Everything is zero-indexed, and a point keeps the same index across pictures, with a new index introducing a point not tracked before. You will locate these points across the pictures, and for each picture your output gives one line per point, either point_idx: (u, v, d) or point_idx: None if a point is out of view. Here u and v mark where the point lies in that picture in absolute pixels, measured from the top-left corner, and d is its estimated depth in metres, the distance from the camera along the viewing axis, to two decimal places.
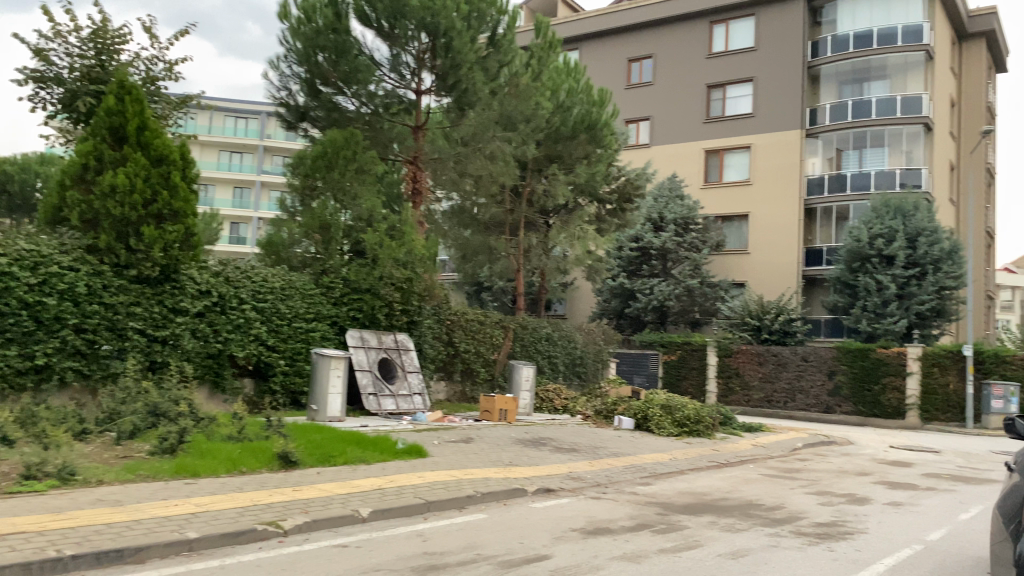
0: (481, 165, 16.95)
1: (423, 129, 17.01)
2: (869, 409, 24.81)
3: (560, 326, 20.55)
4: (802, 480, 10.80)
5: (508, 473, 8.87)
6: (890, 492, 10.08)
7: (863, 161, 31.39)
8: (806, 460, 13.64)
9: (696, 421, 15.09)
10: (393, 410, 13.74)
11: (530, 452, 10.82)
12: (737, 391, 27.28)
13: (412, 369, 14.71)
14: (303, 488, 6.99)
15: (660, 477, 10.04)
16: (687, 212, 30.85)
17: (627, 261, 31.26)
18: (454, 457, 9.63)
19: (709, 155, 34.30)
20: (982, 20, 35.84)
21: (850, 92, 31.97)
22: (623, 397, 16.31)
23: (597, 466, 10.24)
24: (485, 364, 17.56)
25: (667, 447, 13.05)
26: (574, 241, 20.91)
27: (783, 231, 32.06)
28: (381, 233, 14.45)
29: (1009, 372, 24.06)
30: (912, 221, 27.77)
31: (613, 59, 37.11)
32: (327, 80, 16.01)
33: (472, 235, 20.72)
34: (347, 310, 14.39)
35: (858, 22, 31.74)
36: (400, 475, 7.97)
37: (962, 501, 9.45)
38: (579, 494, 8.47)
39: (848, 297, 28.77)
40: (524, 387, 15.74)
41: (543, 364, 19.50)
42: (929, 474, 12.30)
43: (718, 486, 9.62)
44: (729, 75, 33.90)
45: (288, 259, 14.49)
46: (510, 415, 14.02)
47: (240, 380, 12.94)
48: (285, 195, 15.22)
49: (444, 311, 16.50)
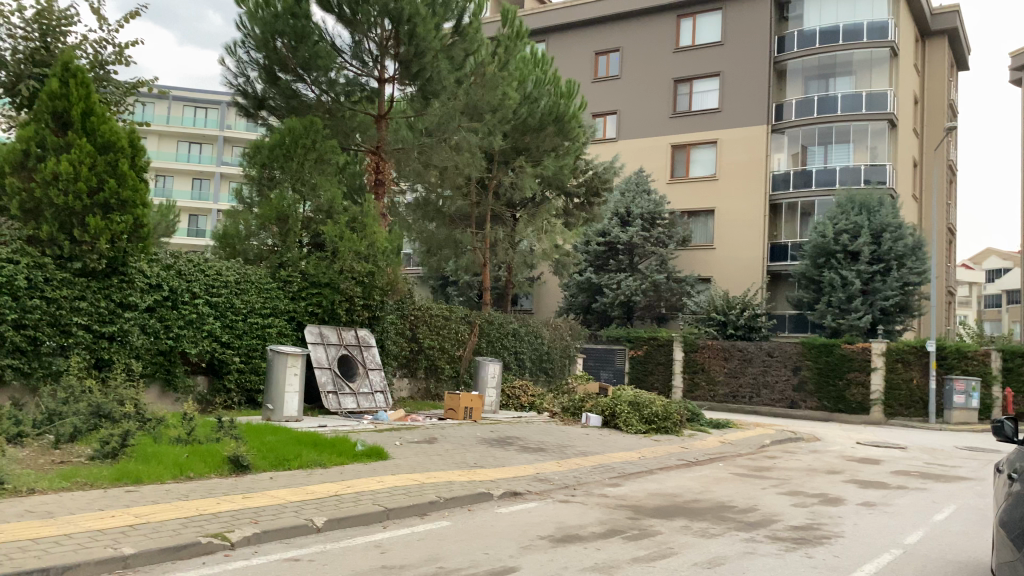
0: (447, 156, 16.61)
1: (386, 119, 16.63)
2: (834, 404, 24.85)
3: (528, 322, 20.16)
4: (773, 479, 10.58)
5: (473, 476, 8.48)
6: (862, 491, 9.87)
7: (828, 157, 31.46)
8: (775, 457, 13.44)
9: (665, 418, 14.84)
10: (353, 409, 13.38)
11: (495, 452, 10.44)
12: (703, 386, 27.18)
13: (374, 367, 14.34)
14: (254, 496, 6.54)
15: (629, 478, 9.73)
16: (654, 207, 30.65)
17: (594, 256, 30.98)
18: (417, 458, 9.22)
19: (676, 150, 34.16)
20: (945, 17, 36.17)
21: (816, 87, 32.01)
22: (590, 394, 16.07)
23: (565, 466, 9.90)
24: (450, 361, 17.18)
25: (635, 445, 12.75)
26: (541, 235, 20.60)
27: (749, 226, 32.08)
28: (341, 225, 14.01)
29: (971, 367, 24.56)
30: (876, 217, 27.84)
31: (580, 53, 36.82)
32: (286, 67, 15.47)
33: (437, 228, 20.23)
34: (305, 305, 13.89)
35: (824, 18, 31.83)
36: (360, 479, 7.54)
37: (936, 501, 9.26)
38: (547, 497, 8.11)
39: (813, 293, 28.84)
40: (490, 385, 15.38)
41: (509, 361, 19.14)
42: (898, 472, 12.17)
43: (690, 487, 9.33)
44: (696, 70, 33.79)
45: (243, 252, 13.94)
46: (475, 413, 13.64)
47: (193, 378, 12.45)
48: (241, 186, 14.81)
49: (407, 306, 16.02)
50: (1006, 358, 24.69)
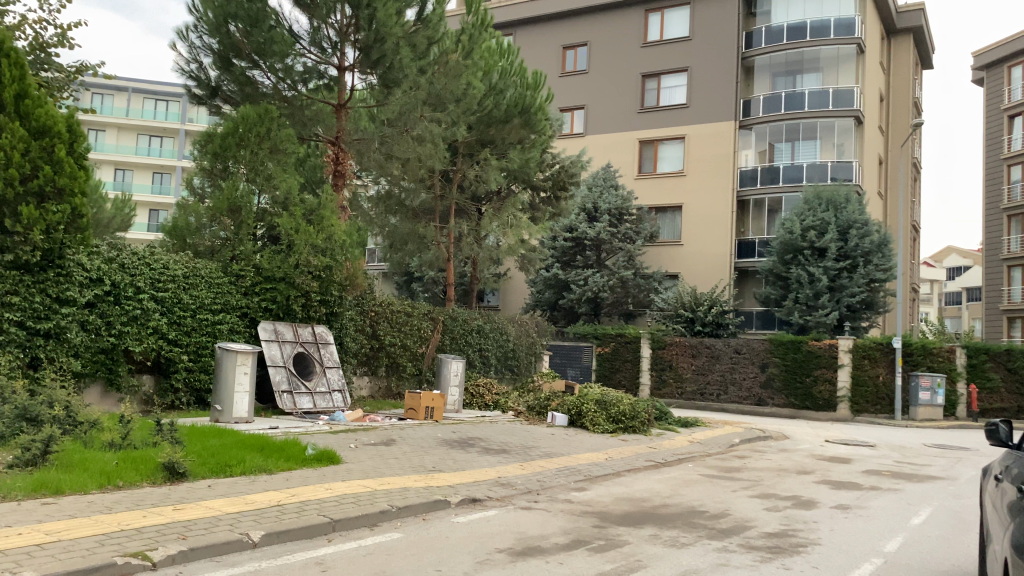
0: (408, 147, 15.99)
1: (346, 108, 16.04)
2: (801, 401, 24.73)
3: (493, 318, 19.68)
4: (743, 481, 10.21)
5: (429, 481, 7.99)
6: (835, 493, 9.54)
7: (795, 153, 31.33)
8: (744, 457, 13.10)
9: (632, 417, 14.48)
10: (309, 410, 12.82)
11: (454, 454, 9.95)
12: (670, 383, 26.90)
13: (331, 365, 13.77)
14: (186, 508, 5.99)
15: (595, 481, 9.29)
16: (622, 203, 30.33)
17: (561, 252, 30.56)
18: (371, 462, 8.71)
19: (644, 145, 33.90)
20: (911, 15, 36.40)
21: (784, 84, 31.87)
22: (557, 392, 15.62)
23: (528, 469, 9.45)
24: (413, 359, 16.65)
25: (602, 445, 12.33)
26: (507, 230, 19.94)
27: (717, 223, 31.90)
28: (297, 218, 13.41)
29: (936, 363, 24.63)
30: (843, 214, 27.80)
31: (548, 46, 36.38)
32: (240, 53, 14.80)
33: (399, 222, 19.98)
34: (258, 301, 13.26)
35: (792, 13, 31.71)
36: (305, 487, 7.02)
37: (910, 503, 8.96)
38: (508, 503, 7.64)
39: (781, 290, 28.71)
40: (452, 383, 14.88)
41: (473, 358, 18.65)
42: (870, 472, 11.88)
43: (658, 490, 8.93)
44: (664, 65, 33.53)
45: (194, 244, 13.34)
46: (436, 413, 13.14)
47: (138, 377, 11.80)
48: (191, 176, 14.12)
49: (368, 302, 15.43)
50: (970, 355, 24.78)
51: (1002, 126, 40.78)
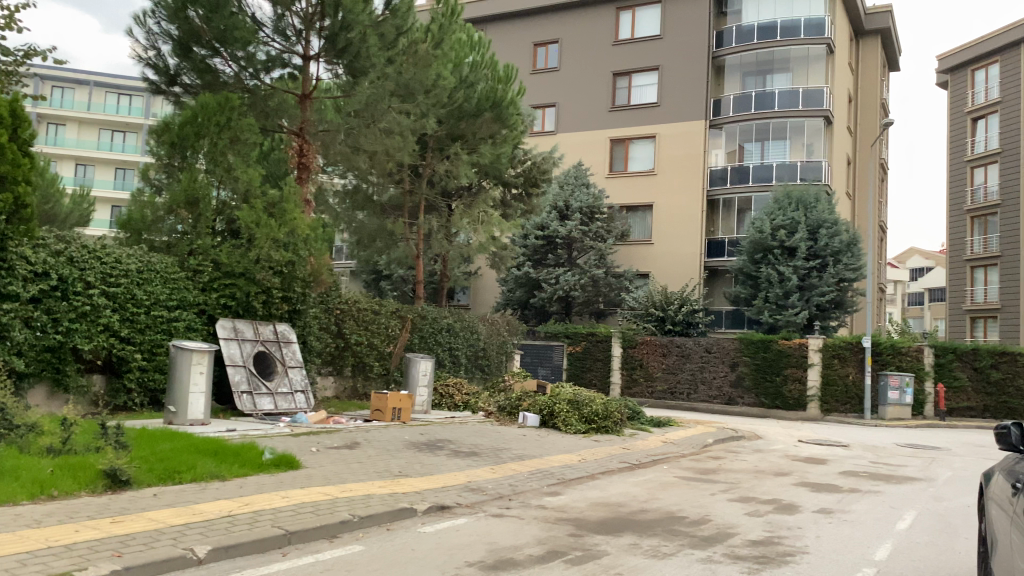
0: (377, 140, 15.40)
1: (311, 98, 15.53)
2: (771, 401, 24.58)
3: (463, 317, 19.20)
4: (721, 483, 9.88)
5: (394, 488, 7.53)
6: (815, 496, 9.23)
7: (765, 153, 31.23)
8: (719, 458, 12.79)
9: (605, 417, 14.12)
10: (270, 411, 12.30)
11: (421, 458, 9.49)
12: (641, 382, 26.66)
13: (294, 364, 13.23)
14: (126, 520, 5.50)
15: (569, 485, 8.90)
16: (593, 201, 30.02)
17: (532, 250, 30.21)
18: (333, 467, 8.24)
19: (615, 144, 33.66)
20: (879, 17, 36.55)
21: (754, 83, 31.75)
22: (528, 392, 15.20)
23: (498, 473, 9.03)
24: (380, 358, 16.11)
25: (574, 446, 11.95)
26: (477, 227, 19.47)
27: (687, 221, 31.76)
28: (258, 211, 12.88)
29: (904, 362, 24.65)
30: (813, 213, 27.75)
31: (519, 43, 35.96)
32: (200, 40, 14.19)
33: (367, 218, 19.57)
34: (216, 298, 12.64)
35: (762, 13, 31.63)
36: (260, 495, 6.52)
37: (893, 506, 8.66)
38: (478, 510, 7.21)
39: (750, 289, 28.60)
40: (421, 383, 14.38)
41: (442, 358, 18.18)
42: (847, 473, 11.62)
43: (635, 494, 8.55)
44: (635, 64, 33.30)
45: (150, 239, 12.73)
46: (404, 414, 12.67)
47: (88, 377, 11.17)
48: (148, 167, 13.52)
49: (332, 299, 14.89)
50: (938, 355, 24.88)
51: (966, 128, 41.18)
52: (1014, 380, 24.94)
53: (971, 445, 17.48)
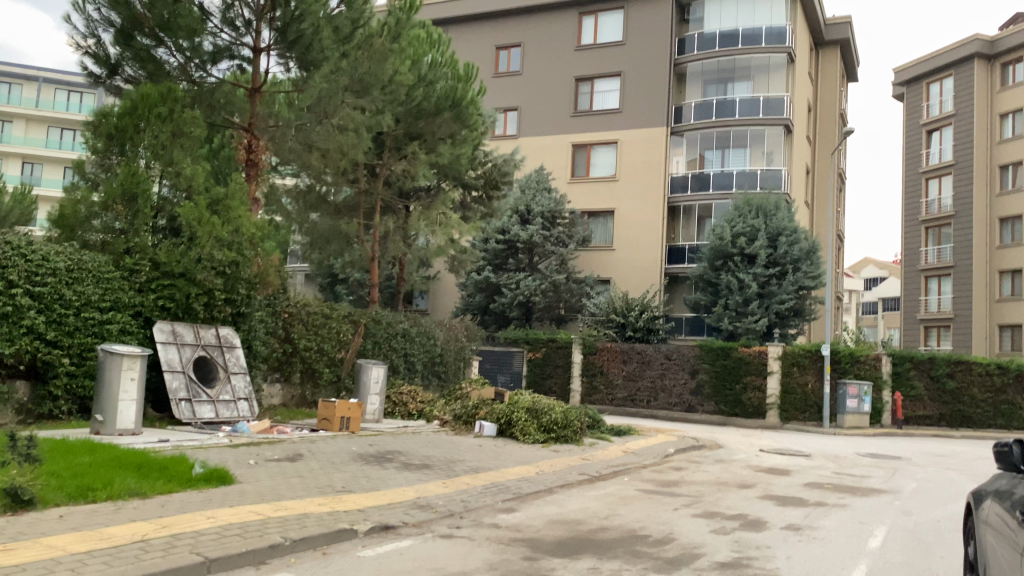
0: (329, 136, 14.68)
1: (261, 93, 14.78)
2: (730, 409, 24.34)
3: (419, 322, 18.57)
4: (684, 497, 9.45)
5: (335, 506, 6.93)
6: (781, 510, 8.83)
7: (725, 160, 31.12)
8: (681, 469, 12.40)
9: (564, 426, 13.65)
10: (211, 420, 11.67)
11: (368, 471, 8.88)
12: (601, 389, 26.26)
13: (238, 370, 12.58)
14: (23, 548, 4.85)
15: (525, 500, 8.37)
16: (554, 206, 29.62)
17: (492, 254, 29.65)
18: (271, 483, 7.62)
19: (576, 149, 33.34)
20: (838, 28, 36.81)
21: (715, 90, 31.65)
22: (484, 400, 14.66)
23: (450, 488, 8.47)
24: (330, 364, 15.43)
25: (530, 458, 11.43)
26: (435, 228, 18.71)
27: (648, 228, 31.57)
28: (201, 208, 12.19)
29: (863, 371, 24.60)
30: (773, 221, 27.65)
31: (480, 45, 35.46)
32: (142, 28, 13.39)
33: (320, 218, 18.84)
34: (154, 299, 11.89)
35: (724, 21, 31.56)
36: (182, 516, 5.89)
37: (863, 521, 8.27)
38: (425, 531, 6.64)
39: (710, 296, 28.41)
40: (372, 391, 13.75)
41: (397, 364, 17.52)
42: (811, 485, 11.28)
43: (595, 509, 8.05)
44: (597, 69, 33.02)
45: (83, 237, 11.84)
46: (353, 423, 12.05)
47: (10, 384, 10.38)
48: (84, 159, 12.67)
49: (279, 303, 14.18)
50: (896, 364, 24.91)
51: (921, 140, 41.67)
52: (968, 389, 25.25)
53: (930, 454, 17.35)
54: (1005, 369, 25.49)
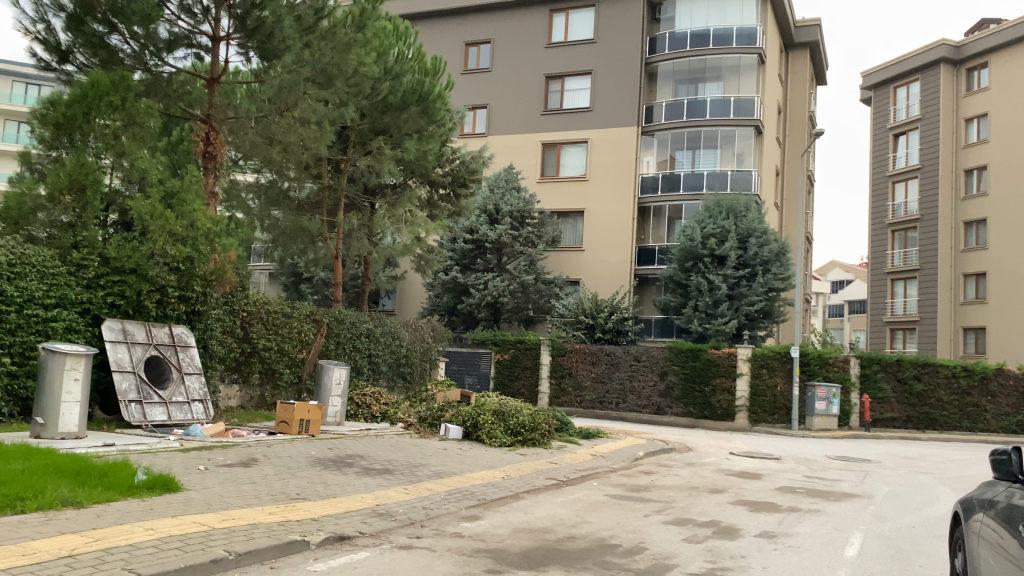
0: (291, 129, 14.27)
1: (219, 83, 14.41)
2: (699, 410, 24.20)
3: (384, 322, 18.13)
4: (654, 502, 9.15)
5: (287, 515, 6.51)
6: (755, 516, 8.55)
7: (695, 161, 31.01)
8: (651, 473, 12.11)
9: (532, 429, 13.31)
10: (162, 422, 11.13)
11: (326, 477, 8.46)
12: (570, 391, 25.94)
13: (192, 370, 12.05)
14: None
15: (490, 506, 8.01)
16: (523, 205, 29.33)
17: (460, 254, 29.24)
18: (220, 489, 7.17)
19: (546, 149, 33.07)
20: (807, 31, 36.95)
21: (686, 91, 31.51)
22: (450, 402, 14.27)
23: (412, 494, 8.08)
24: (291, 365, 14.99)
25: (497, 462, 11.08)
26: (401, 227, 18.17)
27: (618, 229, 31.40)
28: (154, 201, 11.65)
29: (830, 373, 24.57)
30: (743, 222, 27.60)
31: (450, 42, 35.03)
32: (94, 13, 12.79)
33: (282, 215, 18.10)
34: (103, 295, 11.38)
35: (695, 21, 31.47)
36: (117, 528, 5.44)
37: (838, 528, 8.02)
38: (383, 542, 6.24)
39: (680, 297, 28.26)
40: (334, 393, 13.29)
41: (361, 365, 17.06)
42: (783, 489, 11.04)
43: (563, 516, 7.71)
44: (568, 67, 32.76)
45: (27, 228, 11.14)
46: (312, 426, 11.61)
47: None
48: (29, 149, 11.98)
49: (237, 301, 13.68)
50: (864, 366, 24.93)
51: (887, 144, 41.93)
52: (934, 392, 25.35)
53: (899, 457, 17.28)
54: (970, 371, 25.65)
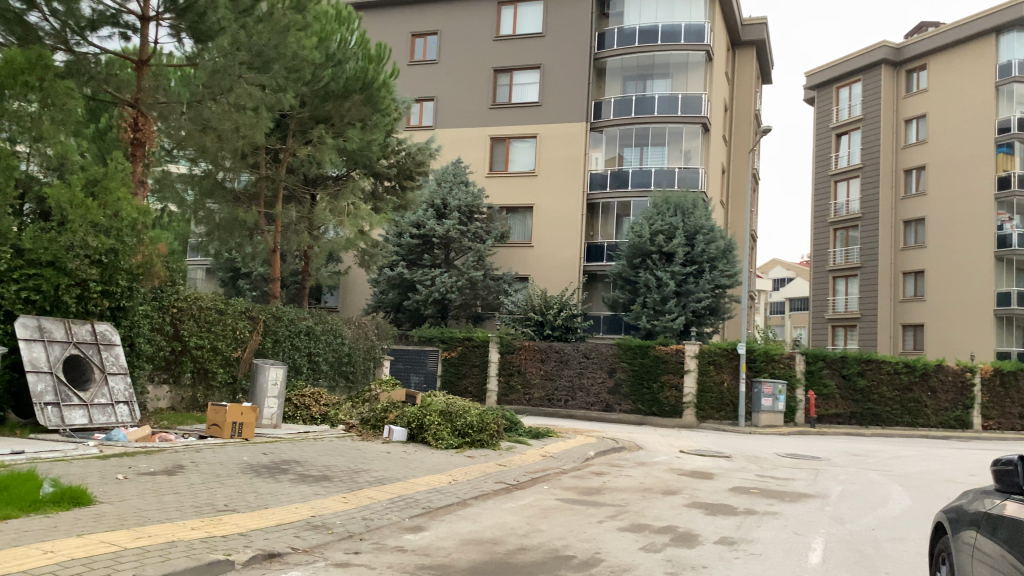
0: (226, 114, 13.50)
1: (150, 66, 13.47)
2: (647, 407, 24.03)
3: (325, 319, 17.46)
4: (608, 506, 8.75)
5: (211, 530, 5.91)
6: (713, 520, 8.21)
7: (643, 158, 30.87)
8: (603, 473, 11.73)
9: (479, 430, 12.84)
10: (82, 427, 10.35)
11: (257, 486, 7.84)
12: (518, 389, 25.49)
13: (116, 371, 11.29)
14: None
15: (436, 515, 7.51)
16: (472, 200, 28.81)
17: (407, 250, 28.59)
18: (138, 501, 6.53)
19: (494, 143, 32.57)
20: (754, 29, 37.14)
21: (634, 88, 31.34)
22: (395, 402, 13.72)
23: (351, 503, 7.54)
24: (224, 364, 14.22)
25: (443, 465, 10.56)
26: (343, 219, 17.47)
27: (567, 224, 31.12)
28: (75, 188, 10.80)
29: (777, 369, 24.57)
30: (690, 219, 27.48)
31: (396, 33, 34.25)
32: None
33: (218, 207, 17.32)
34: (17, 290, 10.38)
35: (644, 17, 31.31)
36: (10, 551, 4.79)
37: (798, 531, 7.72)
38: (318, 559, 5.69)
39: (629, 293, 28.03)
40: (270, 394, 12.60)
41: (300, 364, 16.37)
42: (737, 490, 10.76)
43: (513, 525, 7.24)
44: (516, 61, 32.31)
45: None
46: (246, 429, 10.94)
47: None
48: None
49: (166, 296, 12.89)
50: (809, 362, 25.07)
51: (830, 144, 42.06)
52: (877, 388, 25.60)
53: (848, 454, 17.26)
54: (911, 367, 26.00)
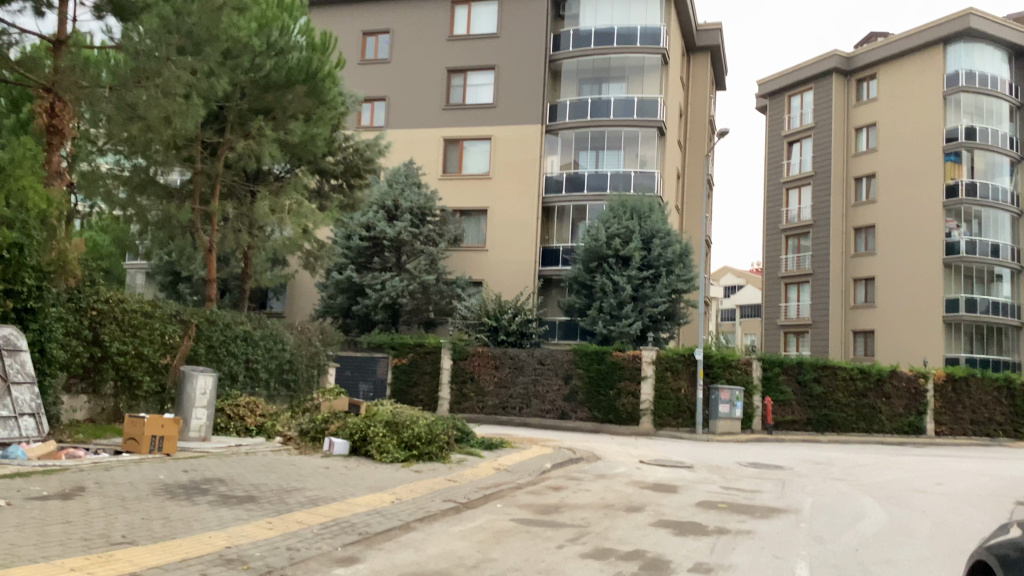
0: (155, 102, 12.24)
1: (65, 47, 12.31)
2: (604, 415, 23.35)
3: (264, 323, 16.39)
4: (567, 527, 7.93)
5: (96, 570, 4.92)
6: (683, 542, 7.44)
7: (599, 161, 30.42)
8: (561, 488, 10.94)
9: (428, 441, 11.93)
10: None
11: (169, 510, 6.85)
12: (471, 397, 24.53)
13: (22, 380, 10.15)
14: None
15: (373, 543, 6.59)
16: (424, 202, 27.80)
17: (355, 253, 27.55)
18: (15, 534, 5.50)
19: (448, 144, 31.66)
20: (709, 34, 36.85)
21: (590, 90, 30.79)
22: (337, 412, 12.74)
23: (276, 530, 6.59)
24: (152, 372, 13.12)
25: (387, 482, 9.64)
26: (286, 218, 16.34)
27: (521, 228, 30.36)
28: None
29: (734, 375, 24.07)
30: (646, 223, 26.80)
31: (346, 31, 33.19)
32: None
33: (149, 203, 16.12)
34: None
35: (599, 19, 30.87)
36: None
37: (778, 555, 6.98)
38: None
39: (584, 299, 27.41)
40: (198, 404, 11.55)
41: (236, 371, 15.23)
42: (704, 504, 10.04)
43: (461, 554, 6.36)
44: (470, 61, 31.51)
45: None
46: (167, 444, 9.92)
47: None
48: None
49: (83, 297, 11.71)
50: (766, 368, 24.64)
51: (782, 151, 42.05)
52: (833, 394, 25.26)
53: (810, 462, 16.72)
54: (866, 373, 25.77)
